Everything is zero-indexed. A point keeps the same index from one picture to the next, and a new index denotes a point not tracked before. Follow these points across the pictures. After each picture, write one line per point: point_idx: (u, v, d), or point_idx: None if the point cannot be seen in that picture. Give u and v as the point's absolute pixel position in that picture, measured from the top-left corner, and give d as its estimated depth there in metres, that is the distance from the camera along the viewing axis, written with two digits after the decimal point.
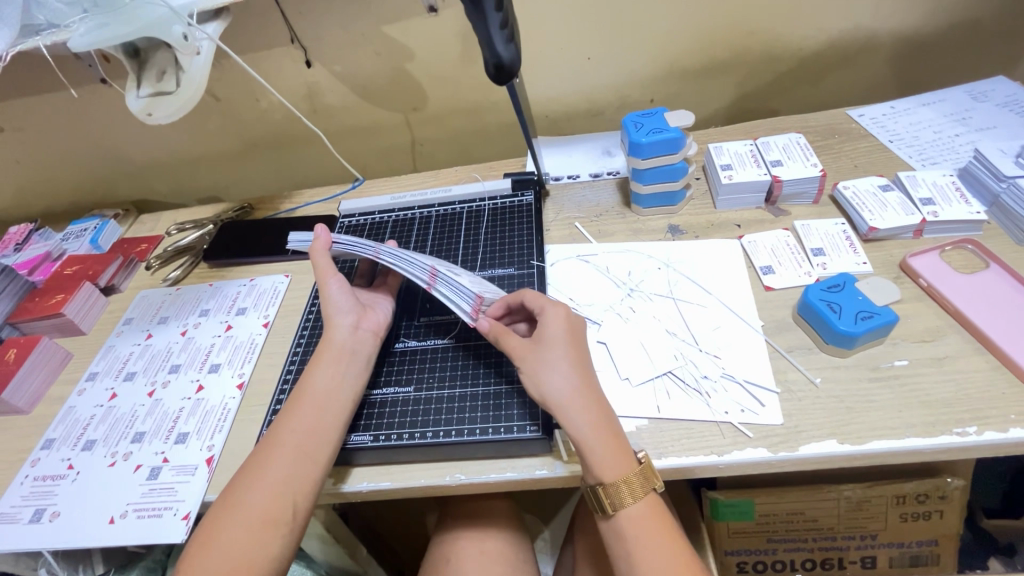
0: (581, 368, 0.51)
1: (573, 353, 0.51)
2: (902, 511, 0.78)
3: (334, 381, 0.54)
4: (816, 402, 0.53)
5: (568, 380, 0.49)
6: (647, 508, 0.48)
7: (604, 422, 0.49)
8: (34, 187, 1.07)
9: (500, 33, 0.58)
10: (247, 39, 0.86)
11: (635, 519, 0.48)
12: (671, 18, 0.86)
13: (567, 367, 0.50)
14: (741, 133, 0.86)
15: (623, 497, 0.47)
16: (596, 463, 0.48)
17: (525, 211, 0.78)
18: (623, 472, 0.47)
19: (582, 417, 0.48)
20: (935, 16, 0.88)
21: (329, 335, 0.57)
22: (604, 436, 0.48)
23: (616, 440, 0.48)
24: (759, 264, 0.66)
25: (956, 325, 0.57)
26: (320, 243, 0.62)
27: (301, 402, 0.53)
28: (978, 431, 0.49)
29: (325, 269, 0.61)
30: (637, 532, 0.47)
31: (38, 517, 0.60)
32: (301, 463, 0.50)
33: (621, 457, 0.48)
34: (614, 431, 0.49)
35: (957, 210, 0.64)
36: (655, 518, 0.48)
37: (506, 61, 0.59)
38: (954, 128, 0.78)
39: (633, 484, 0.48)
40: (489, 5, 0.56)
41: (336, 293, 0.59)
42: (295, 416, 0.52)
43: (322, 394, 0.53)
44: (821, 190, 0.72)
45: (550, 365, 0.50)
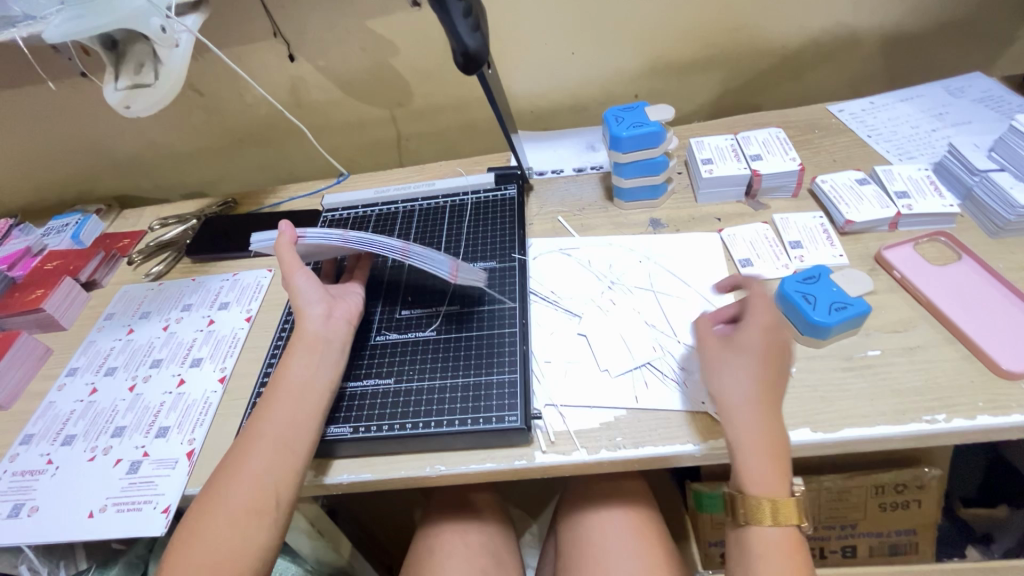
0: (769, 381, 0.49)
1: (768, 365, 0.50)
2: (881, 501, 0.79)
3: (310, 372, 0.54)
4: (791, 392, 0.54)
5: (744, 395, 0.49)
6: (782, 535, 0.47)
7: (773, 442, 0.48)
8: (15, 182, 1.06)
9: (464, 23, 0.58)
10: (229, 33, 0.86)
11: (768, 541, 0.46)
12: (654, 14, 0.87)
13: (753, 381, 0.49)
14: (723, 128, 0.86)
15: (761, 516, 0.47)
16: (750, 478, 0.47)
17: (508, 205, 0.78)
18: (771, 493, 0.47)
19: (750, 432, 0.48)
20: (914, 13, 0.89)
21: (301, 326, 0.57)
22: (765, 455, 0.47)
23: (777, 460, 0.47)
24: (738, 257, 0.67)
25: (928, 315, 0.58)
26: (286, 237, 0.61)
27: (278, 393, 0.53)
28: (946, 419, 0.50)
29: (291, 263, 0.60)
30: (765, 556, 0.46)
31: (17, 512, 0.60)
32: (281, 453, 0.50)
33: (772, 479, 0.47)
34: (777, 450, 0.48)
35: (930, 203, 0.65)
36: (789, 547, 0.46)
37: (473, 49, 0.59)
38: (931, 123, 0.79)
39: (773, 511, 0.46)
40: None
41: (305, 285, 0.59)
42: (273, 407, 0.52)
43: (300, 385, 0.54)
44: (800, 184, 0.72)
45: (730, 373, 0.50)
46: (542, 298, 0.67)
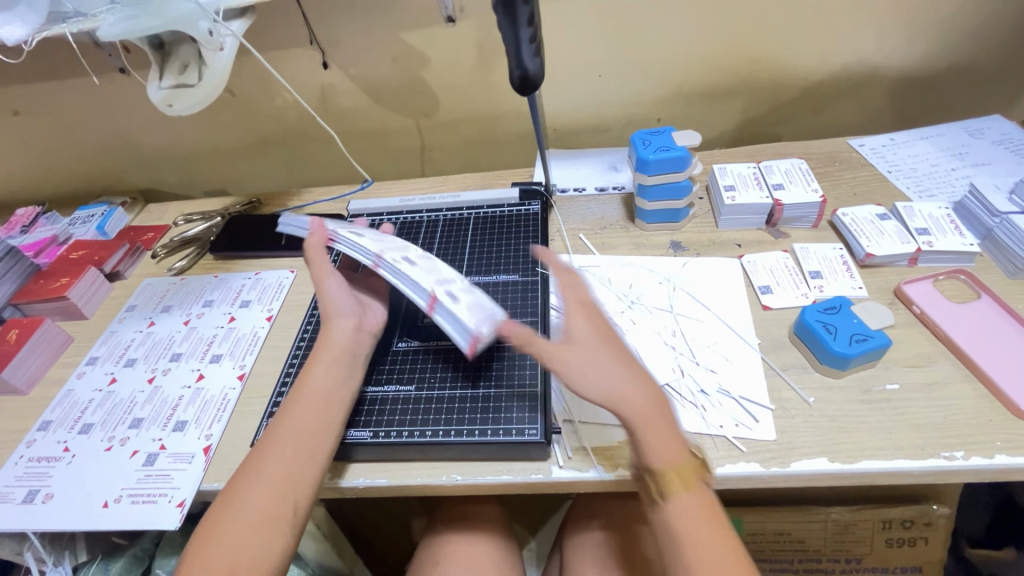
0: (615, 348, 0.49)
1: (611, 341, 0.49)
2: (887, 536, 0.78)
3: (331, 380, 0.55)
4: (809, 421, 0.55)
5: (602, 364, 0.47)
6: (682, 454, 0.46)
7: (649, 407, 0.47)
8: (44, 173, 1.08)
9: (529, 47, 0.60)
10: (266, 38, 0.88)
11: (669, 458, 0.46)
12: (681, 42, 0.89)
13: (604, 354, 0.48)
14: (744, 157, 0.88)
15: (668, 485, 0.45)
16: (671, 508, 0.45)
17: (531, 220, 0.79)
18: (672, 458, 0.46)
19: (627, 396, 0.46)
20: (936, 54, 0.91)
21: (332, 337, 0.57)
22: (655, 424, 0.46)
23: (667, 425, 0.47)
24: (758, 283, 0.68)
25: (947, 353, 0.58)
26: (317, 234, 0.64)
27: (297, 401, 0.53)
28: (965, 456, 0.50)
29: (321, 264, 0.62)
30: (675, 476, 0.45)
31: (32, 498, 0.60)
32: (299, 462, 0.50)
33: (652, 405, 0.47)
34: (665, 417, 0.47)
35: (951, 241, 0.66)
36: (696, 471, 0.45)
37: (531, 73, 0.61)
38: (951, 163, 0.81)
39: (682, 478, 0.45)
40: (522, 18, 0.58)
41: (334, 289, 0.60)
42: (291, 414, 0.53)
43: (321, 393, 0.54)
44: (820, 216, 0.73)
45: (587, 355, 0.48)
46: (563, 314, 0.68)
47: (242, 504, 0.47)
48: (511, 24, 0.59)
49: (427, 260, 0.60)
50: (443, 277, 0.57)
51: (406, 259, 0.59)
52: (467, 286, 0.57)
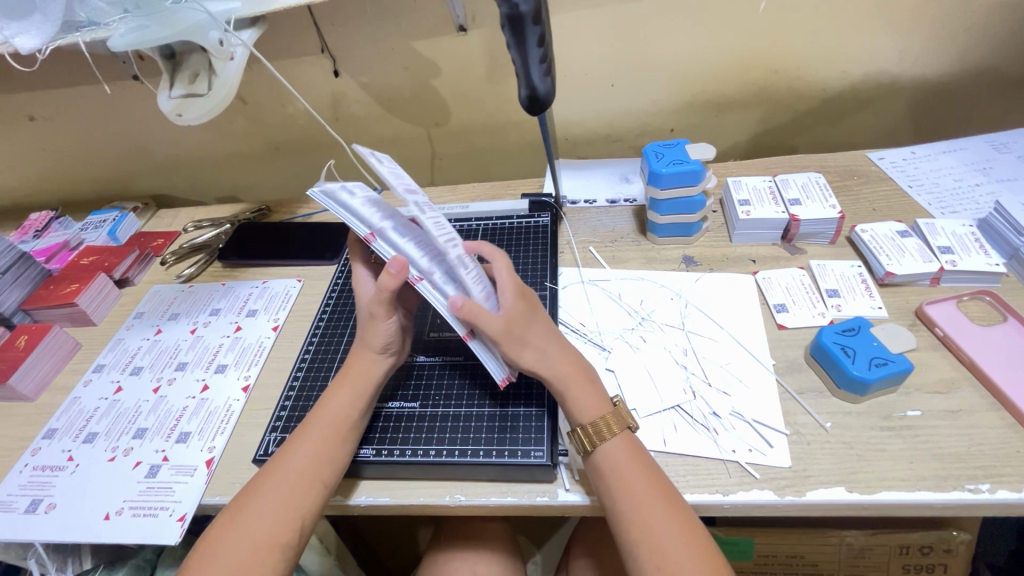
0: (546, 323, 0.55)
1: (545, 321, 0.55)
2: (905, 562, 0.76)
3: (348, 405, 0.54)
4: (825, 448, 0.53)
5: (541, 339, 0.53)
6: (625, 446, 0.50)
7: (577, 371, 0.53)
8: (58, 177, 1.09)
9: (538, 67, 0.59)
10: (278, 47, 0.88)
11: (614, 455, 0.49)
12: (695, 53, 0.88)
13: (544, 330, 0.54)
14: (759, 169, 0.86)
15: (599, 436, 0.50)
16: (612, 471, 0.49)
17: (541, 232, 0.78)
18: (597, 410, 0.51)
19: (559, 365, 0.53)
20: (960, 65, 0.89)
21: (365, 364, 0.55)
22: (584, 383, 0.53)
23: (595, 388, 0.53)
24: (773, 302, 0.66)
25: (971, 378, 0.56)
26: (394, 278, 0.50)
27: (310, 425, 0.53)
28: (991, 489, 0.48)
29: (378, 311, 0.53)
30: (618, 470, 0.48)
31: (34, 508, 0.60)
32: (302, 487, 0.49)
33: (594, 405, 0.52)
34: (589, 377, 0.54)
35: (975, 261, 0.64)
36: (633, 456, 0.49)
37: (541, 92, 0.61)
38: (975, 178, 0.78)
39: (607, 427, 0.50)
40: (531, 39, 0.57)
41: (385, 331, 0.54)
42: (301, 439, 0.52)
43: (337, 417, 0.53)
44: (838, 232, 0.71)
45: (531, 327, 0.53)
46: (572, 330, 0.66)
47: (244, 525, 0.47)
48: (519, 44, 0.58)
49: (421, 217, 0.56)
50: (444, 242, 0.54)
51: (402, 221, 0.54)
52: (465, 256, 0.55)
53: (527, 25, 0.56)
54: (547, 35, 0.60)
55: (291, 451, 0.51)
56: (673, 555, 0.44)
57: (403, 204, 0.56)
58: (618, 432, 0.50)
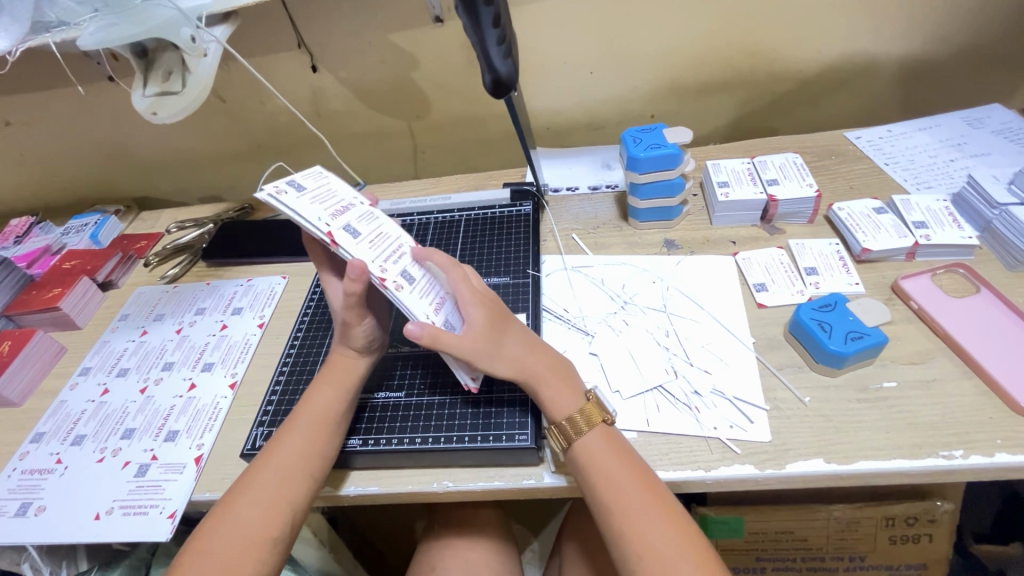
0: (507, 324, 0.54)
1: (505, 320, 0.54)
2: (891, 533, 0.77)
3: (332, 402, 0.54)
4: (805, 421, 0.54)
5: (505, 340, 0.53)
6: (601, 438, 0.50)
7: (545, 369, 0.53)
8: (38, 183, 1.08)
9: (497, 49, 0.59)
10: (254, 43, 0.87)
11: (594, 449, 0.50)
12: (672, 37, 0.88)
13: (505, 331, 0.54)
14: (739, 152, 0.86)
15: (576, 432, 0.51)
16: (591, 466, 0.49)
17: (523, 221, 0.78)
18: (570, 407, 0.52)
19: (524, 363, 0.53)
20: (935, 42, 0.90)
21: (347, 359, 0.56)
22: (550, 379, 0.53)
23: (566, 381, 0.54)
24: (752, 281, 0.67)
25: (946, 348, 0.57)
26: (356, 283, 0.49)
27: (296, 418, 0.53)
28: (964, 455, 0.49)
29: (353, 317, 0.53)
30: (599, 464, 0.49)
31: (24, 511, 0.60)
32: (290, 480, 0.49)
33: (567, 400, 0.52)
34: (559, 372, 0.54)
35: (949, 234, 0.65)
36: (611, 448, 0.50)
37: (503, 75, 0.60)
38: (950, 153, 0.79)
39: (587, 420, 0.51)
40: (486, 20, 0.58)
41: (363, 333, 0.54)
42: (288, 433, 0.52)
43: (321, 414, 0.53)
44: (816, 211, 0.72)
45: (491, 330, 0.52)
46: (555, 316, 0.67)
47: (230, 527, 0.47)
48: (476, 26, 0.59)
49: (369, 220, 0.55)
50: (397, 247, 0.54)
51: (351, 227, 0.53)
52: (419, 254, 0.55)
53: (479, 5, 0.57)
54: (504, 17, 0.61)
55: (279, 449, 0.51)
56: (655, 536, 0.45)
57: (353, 208, 0.55)
58: (596, 425, 0.51)
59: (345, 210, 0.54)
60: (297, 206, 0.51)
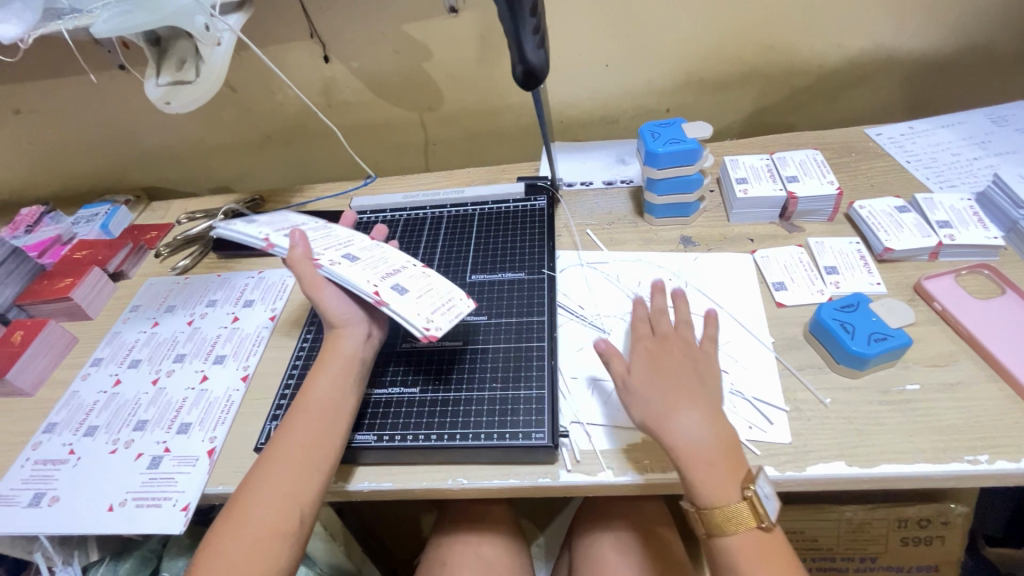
0: (714, 419, 0.48)
1: (692, 395, 0.49)
2: (904, 535, 0.77)
3: (334, 390, 0.53)
4: (825, 423, 0.53)
5: (679, 409, 0.48)
6: (753, 543, 0.45)
7: (715, 449, 0.47)
8: (48, 173, 1.07)
9: (531, 39, 0.58)
10: (267, 32, 0.86)
11: (739, 552, 0.45)
12: (690, 30, 0.86)
13: (672, 399, 0.49)
14: (757, 147, 0.85)
15: (733, 526, 0.46)
16: (745, 565, 0.45)
17: (537, 216, 0.77)
18: (722, 498, 0.46)
19: (693, 442, 0.47)
20: (960, 36, 0.88)
21: (339, 342, 0.56)
22: (707, 462, 0.46)
23: (732, 470, 0.47)
24: (771, 280, 0.66)
25: (970, 351, 0.56)
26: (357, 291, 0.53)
27: (300, 409, 0.53)
28: (990, 460, 0.48)
29: (313, 281, 0.54)
30: (751, 569, 0.44)
31: (37, 501, 0.60)
32: (300, 473, 0.49)
33: (727, 491, 0.46)
34: (728, 452, 0.47)
35: (973, 234, 0.64)
36: (768, 556, 0.45)
37: (535, 65, 0.60)
38: (973, 151, 0.78)
39: (746, 518, 0.45)
40: (525, 10, 0.56)
41: (332, 298, 0.55)
42: (293, 425, 0.51)
43: (323, 404, 0.53)
44: (837, 209, 0.71)
45: (648, 397, 0.50)
46: (571, 313, 0.66)
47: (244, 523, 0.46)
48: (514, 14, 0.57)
49: (321, 230, 0.62)
50: (344, 241, 0.61)
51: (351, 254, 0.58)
52: (368, 245, 0.62)
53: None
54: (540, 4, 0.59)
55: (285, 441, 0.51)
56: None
57: (304, 225, 0.63)
58: (750, 531, 0.45)
59: (296, 226, 0.62)
60: (243, 229, 0.59)
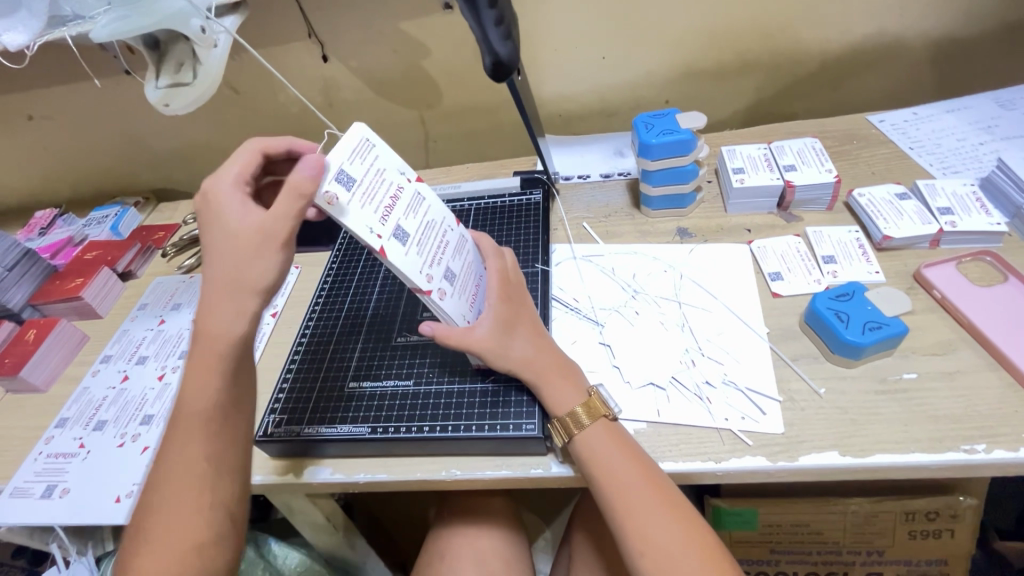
0: (535, 332, 0.56)
1: (513, 314, 0.56)
2: (911, 528, 0.75)
3: (207, 392, 0.43)
4: (819, 412, 0.52)
5: (518, 338, 0.54)
6: (605, 434, 0.51)
7: (552, 362, 0.54)
8: (60, 177, 1.10)
9: (496, 31, 0.58)
10: (265, 34, 0.88)
11: (597, 445, 0.50)
12: (688, 20, 0.86)
13: (517, 329, 0.55)
14: (756, 137, 0.84)
15: (578, 425, 0.51)
16: (594, 460, 0.50)
17: (532, 210, 0.78)
18: (571, 403, 0.52)
19: (529, 362, 0.54)
20: (966, 19, 0.86)
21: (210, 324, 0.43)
22: (552, 375, 0.54)
23: (569, 376, 0.54)
24: (767, 270, 0.65)
25: (969, 339, 0.55)
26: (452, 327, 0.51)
27: (179, 421, 0.44)
28: (987, 449, 0.48)
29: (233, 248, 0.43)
30: (605, 463, 0.49)
31: (49, 493, 0.62)
32: (196, 486, 0.42)
33: (570, 396, 0.53)
34: (564, 368, 0.55)
35: (976, 221, 0.62)
36: (614, 443, 0.50)
37: (503, 57, 0.59)
38: (979, 136, 0.76)
39: (588, 412, 0.52)
40: (483, 2, 0.58)
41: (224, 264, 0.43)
42: (174, 439, 0.43)
43: (195, 408, 0.43)
44: (835, 197, 0.70)
45: (506, 330, 0.54)
46: (565, 305, 0.66)
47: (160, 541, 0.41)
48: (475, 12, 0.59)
49: (416, 211, 0.49)
50: (427, 220, 0.50)
51: (438, 250, 0.50)
52: (441, 219, 0.52)
53: None
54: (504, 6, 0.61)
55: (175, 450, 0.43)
56: (655, 529, 0.47)
57: (400, 196, 0.48)
58: (598, 418, 0.52)
59: (394, 203, 0.47)
60: (348, 214, 0.43)
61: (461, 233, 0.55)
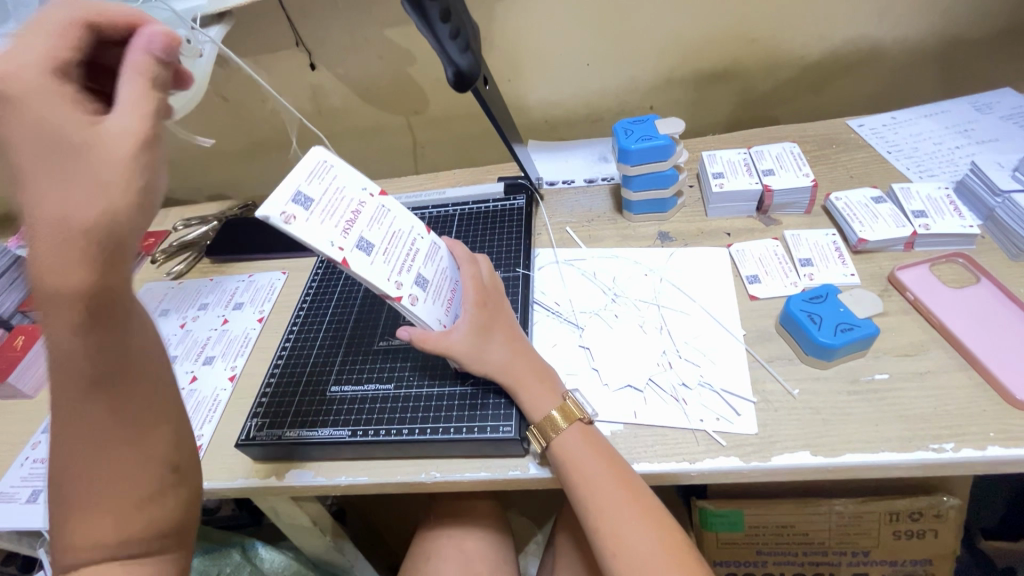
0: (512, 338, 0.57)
1: (489, 319, 0.56)
2: (895, 528, 0.76)
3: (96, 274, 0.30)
4: (792, 412, 0.53)
5: (494, 343, 0.55)
6: (580, 438, 0.52)
7: (531, 369, 0.55)
8: None
9: (453, 44, 0.60)
10: (253, 43, 0.89)
11: (572, 449, 0.51)
12: (668, 27, 0.87)
13: (492, 333, 0.56)
14: (737, 142, 0.85)
15: (554, 429, 0.52)
16: (569, 464, 0.51)
17: (515, 215, 0.78)
18: (546, 407, 0.53)
19: (506, 368, 0.55)
20: (943, 24, 0.87)
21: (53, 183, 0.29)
22: (529, 380, 0.55)
23: (546, 380, 0.55)
24: (745, 273, 0.66)
25: (940, 339, 0.56)
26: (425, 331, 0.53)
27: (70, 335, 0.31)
28: (955, 448, 0.48)
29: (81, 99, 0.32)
30: (580, 466, 0.50)
31: (35, 497, 0.62)
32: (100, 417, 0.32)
33: (547, 400, 0.54)
34: (540, 370, 0.56)
35: (949, 223, 0.64)
36: (589, 446, 0.51)
37: (464, 69, 0.60)
38: (955, 140, 0.77)
39: (563, 417, 0.52)
40: (435, 16, 0.58)
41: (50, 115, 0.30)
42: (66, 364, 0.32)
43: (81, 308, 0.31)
44: (813, 201, 0.71)
45: (481, 334, 0.55)
46: (546, 309, 0.67)
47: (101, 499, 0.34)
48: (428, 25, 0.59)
49: (380, 222, 0.51)
50: (391, 230, 0.51)
51: (405, 259, 0.51)
52: (407, 228, 0.53)
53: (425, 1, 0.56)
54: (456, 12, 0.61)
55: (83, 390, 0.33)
56: (627, 531, 0.48)
57: (362, 209, 0.50)
58: (574, 423, 0.52)
59: (357, 216, 0.49)
60: (309, 230, 0.44)
61: (431, 241, 0.56)
